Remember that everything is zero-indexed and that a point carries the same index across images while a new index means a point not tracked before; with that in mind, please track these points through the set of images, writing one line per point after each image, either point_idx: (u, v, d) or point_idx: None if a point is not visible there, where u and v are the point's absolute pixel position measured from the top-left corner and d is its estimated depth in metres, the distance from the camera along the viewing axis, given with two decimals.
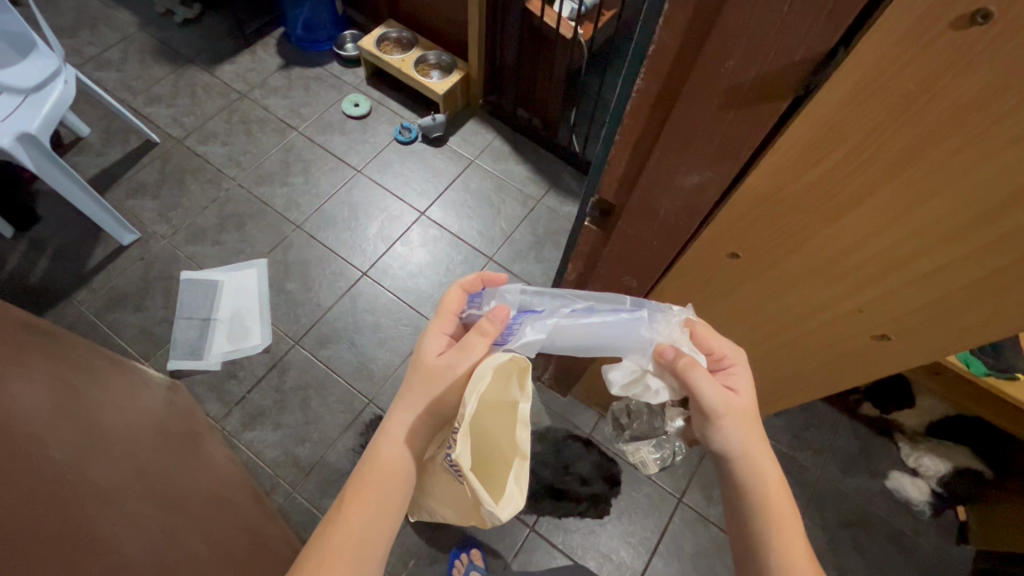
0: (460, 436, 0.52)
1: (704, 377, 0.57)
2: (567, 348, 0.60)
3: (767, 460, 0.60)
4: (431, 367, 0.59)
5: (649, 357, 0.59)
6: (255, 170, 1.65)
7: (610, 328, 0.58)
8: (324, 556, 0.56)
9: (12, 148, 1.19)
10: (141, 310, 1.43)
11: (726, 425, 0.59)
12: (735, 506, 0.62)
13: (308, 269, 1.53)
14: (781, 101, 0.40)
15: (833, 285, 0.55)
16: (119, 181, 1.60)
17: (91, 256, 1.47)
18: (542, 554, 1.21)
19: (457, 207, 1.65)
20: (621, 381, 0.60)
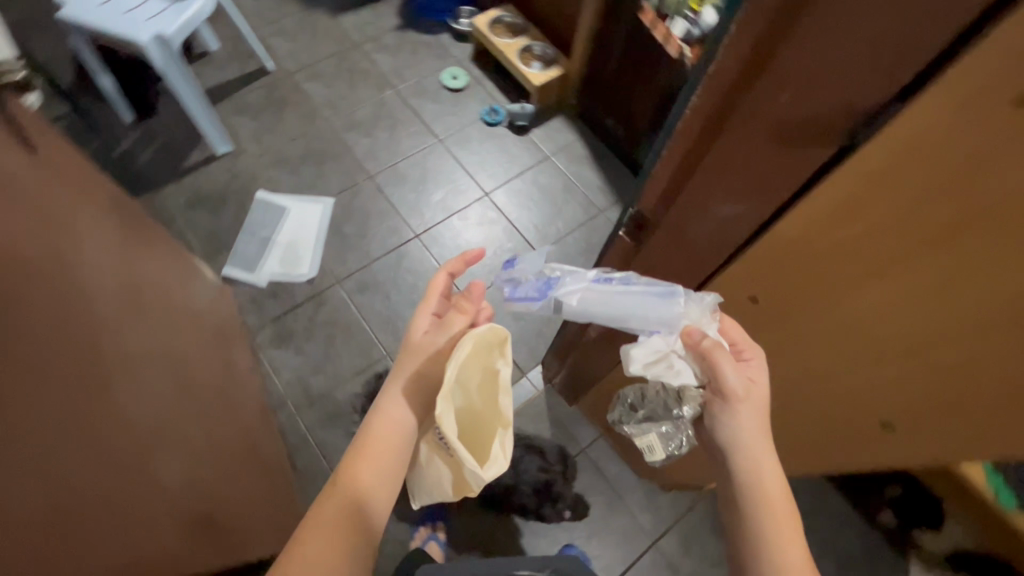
0: (443, 402, 0.55)
1: (727, 360, 0.55)
2: (595, 316, 0.61)
3: (771, 465, 0.58)
4: (415, 347, 0.64)
5: (677, 341, 0.58)
6: (347, 117, 1.75)
7: (641, 303, 0.59)
8: (316, 522, 0.60)
9: (149, 45, 1.34)
10: (216, 215, 1.56)
11: (743, 411, 0.57)
12: (731, 505, 0.59)
13: (367, 218, 1.60)
14: (824, 150, 0.39)
15: (849, 357, 0.53)
16: (229, 98, 1.74)
17: (188, 157, 1.62)
18: (503, 547, 1.22)
19: (521, 197, 1.67)
20: (643, 360, 0.57)
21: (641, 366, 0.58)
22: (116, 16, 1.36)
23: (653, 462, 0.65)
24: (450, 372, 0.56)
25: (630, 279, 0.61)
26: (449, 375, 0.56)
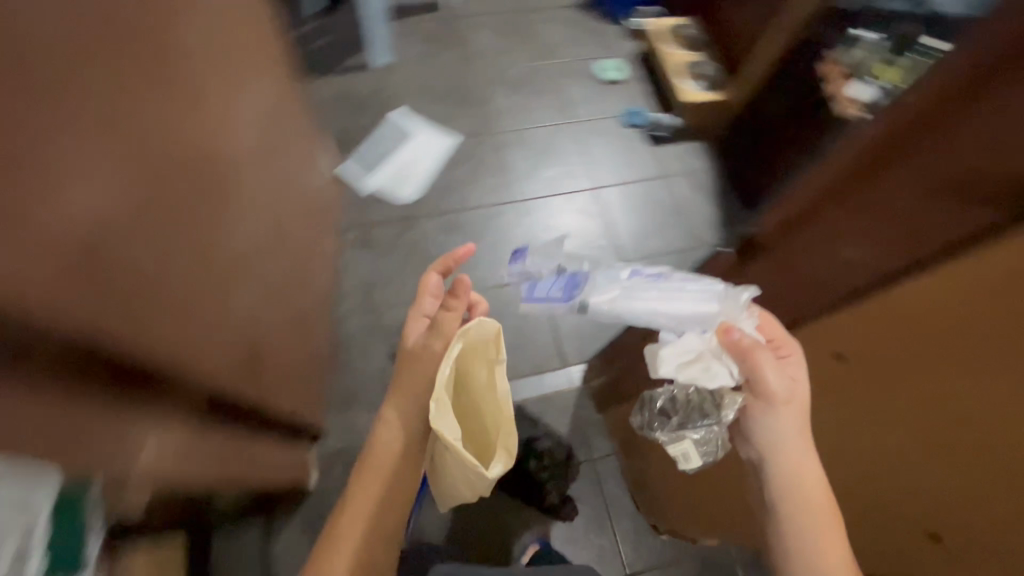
0: (435, 401, 0.61)
1: (767, 356, 0.60)
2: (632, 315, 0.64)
3: (813, 471, 0.61)
4: (410, 348, 0.71)
5: (710, 340, 0.61)
6: (500, 72, 1.80)
7: (679, 311, 0.62)
8: (340, 535, 0.67)
9: None
10: (354, 117, 1.68)
11: (785, 412, 0.60)
12: (773, 514, 0.62)
13: (481, 168, 1.65)
14: (958, 228, 0.43)
15: (916, 447, 0.55)
16: (404, 19, 1.84)
17: (351, 59, 1.75)
18: (482, 511, 1.24)
19: (631, 203, 1.65)
20: (676, 361, 0.60)
21: (674, 370, 0.60)
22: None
23: (688, 469, 0.65)
24: (443, 372, 0.62)
25: (665, 276, 0.66)
26: (442, 376, 0.62)
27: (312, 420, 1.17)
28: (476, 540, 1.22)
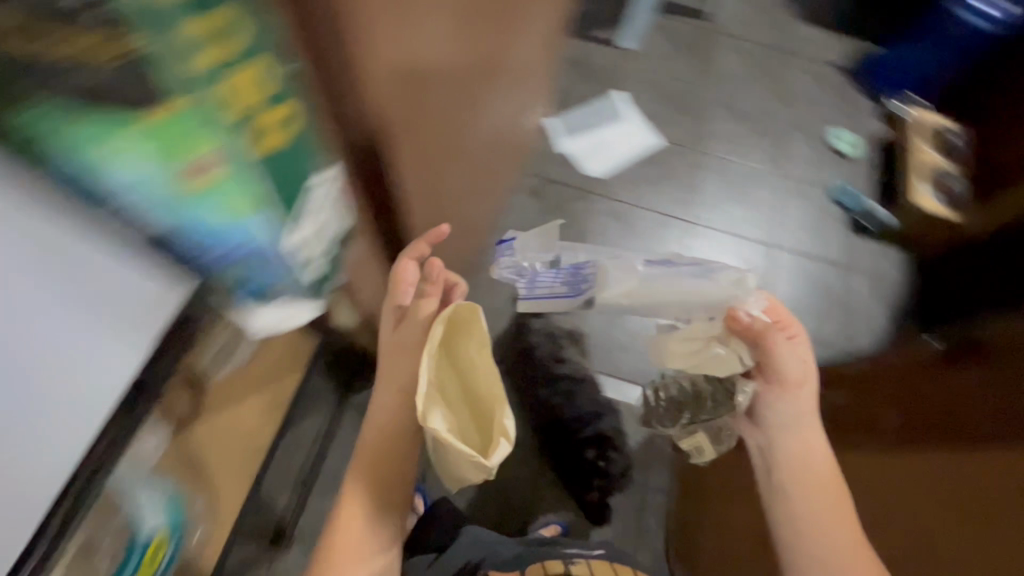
0: (423, 398, 0.66)
1: (782, 343, 0.80)
2: (631, 302, 0.88)
3: (818, 450, 0.78)
4: (393, 343, 0.77)
5: (717, 326, 0.83)
6: (731, 99, 1.76)
7: (659, 290, 0.86)
8: (339, 532, 0.73)
9: None
10: (576, 82, 1.72)
11: (801, 392, 0.80)
12: (781, 490, 0.77)
13: (668, 178, 1.64)
14: None
15: (965, 490, 0.70)
16: (667, 14, 1.84)
17: (598, 31, 1.79)
18: (523, 472, 1.28)
19: (800, 275, 1.56)
20: (687, 352, 0.85)
21: (673, 361, 0.87)
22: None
23: (704, 457, 1.03)
24: (429, 354, 0.69)
25: (671, 269, 0.87)
26: (428, 361, 0.68)
27: None
28: (508, 489, 1.27)
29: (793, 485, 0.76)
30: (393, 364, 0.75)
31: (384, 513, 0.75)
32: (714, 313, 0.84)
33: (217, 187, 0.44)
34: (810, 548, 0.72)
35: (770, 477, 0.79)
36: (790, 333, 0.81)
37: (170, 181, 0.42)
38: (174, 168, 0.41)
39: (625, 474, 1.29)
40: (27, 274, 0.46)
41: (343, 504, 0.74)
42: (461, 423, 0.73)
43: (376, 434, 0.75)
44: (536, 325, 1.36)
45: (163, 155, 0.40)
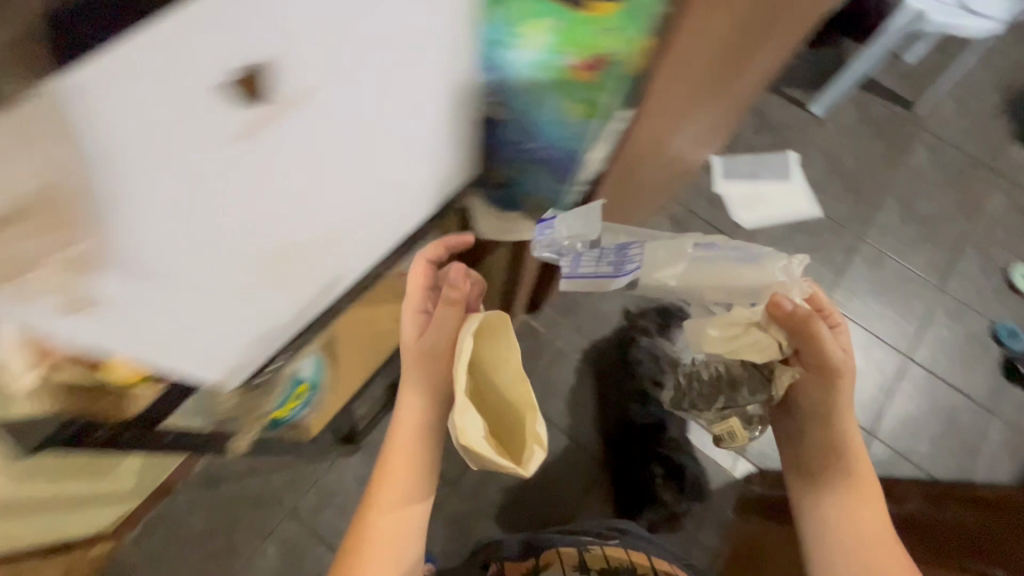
0: (462, 411, 0.54)
1: (822, 326, 0.70)
2: (686, 291, 0.72)
3: (855, 458, 0.76)
4: (420, 353, 0.63)
5: (761, 312, 0.71)
6: (909, 197, 1.64)
7: (714, 280, 0.70)
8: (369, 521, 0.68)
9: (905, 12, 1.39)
10: (753, 129, 1.67)
11: (840, 385, 0.74)
12: (815, 501, 0.78)
13: (819, 253, 1.56)
14: None
15: None
16: (869, 92, 1.74)
17: (792, 87, 1.73)
18: (581, 476, 1.28)
19: (925, 399, 1.44)
20: (722, 337, 0.73)
21: (714, 344, 0.74)
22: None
23: (732, 443, 0.86)
24: (457, 378, 0.55)
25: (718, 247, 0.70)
26: (461, 376, 0.55)
27: (543, 300, 1.29)
28: (560, 489, 1.26)
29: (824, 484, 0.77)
30: (418, 375, 0.64)
31: (420, 497, 0.69)
32: (758, 300, 0.71)
33: (574, 88, 0.53)
34: (830, 541, 0.75)
35: (802, 470, 0.80)
36: (820, 311, 0.76)
37: (552, 72, 0.51)
38: (564, 68, 0.51)
39: (683, 517, 1.25)
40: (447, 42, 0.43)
41: (377, 487, 0.69)
42: (492, 427, 0.61)
43: (406, 432, 0.66)
44: (643, 344, 1.36)
45: (563, 49, 0.49)
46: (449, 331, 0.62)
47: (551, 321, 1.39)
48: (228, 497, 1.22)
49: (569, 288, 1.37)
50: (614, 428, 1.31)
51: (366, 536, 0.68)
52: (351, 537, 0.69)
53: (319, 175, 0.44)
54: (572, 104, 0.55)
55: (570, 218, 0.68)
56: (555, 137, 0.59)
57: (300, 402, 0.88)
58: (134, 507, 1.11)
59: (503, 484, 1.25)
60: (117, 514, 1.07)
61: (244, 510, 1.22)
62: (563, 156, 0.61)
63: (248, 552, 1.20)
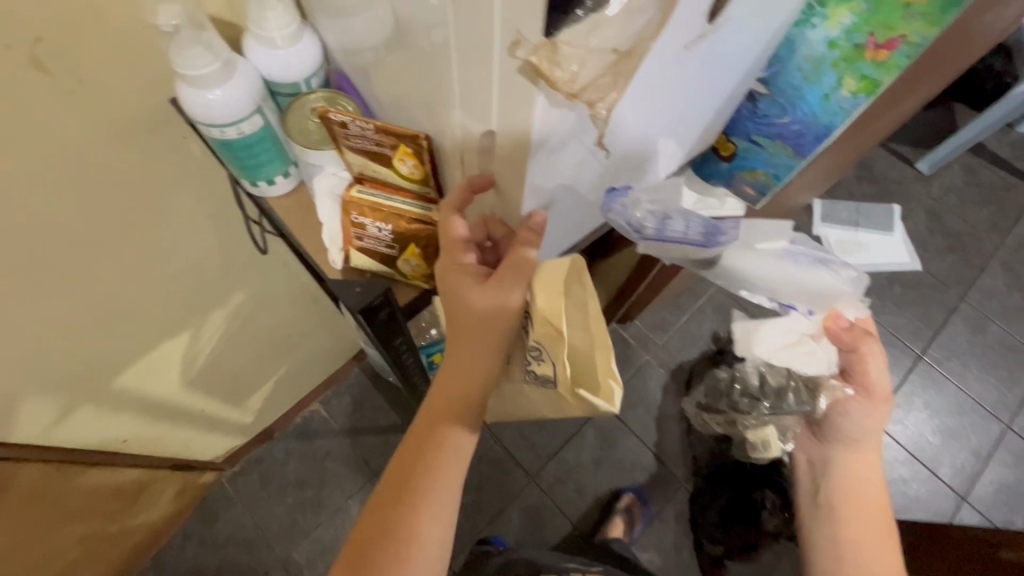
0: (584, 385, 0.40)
1: (874, 347, 0.57)
2: (770, 283, 0.50)
3: (869, 480, 0.61)
4: (484, 300, 0.41)
5: (817, 324, 0.54)
6: (1016, 264, 1.58)
7: (802, 284, 0.50)
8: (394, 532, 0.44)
9: None
10: (855, 179, 1.65)
11: (879, 410, 0.59)
12: (830, 538, 0.60)
13: (915, 309, 1.52)
14: None
15: None
16: (979, 155, 1.69)
17: (899, 141, 1.69)
18: (659, 487, 1.28)
19: (1021, 470, 1.38)
20: (773, 345, 0.52)
21: (771, 351, 0.53)
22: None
23: (767, 455, 0.68)
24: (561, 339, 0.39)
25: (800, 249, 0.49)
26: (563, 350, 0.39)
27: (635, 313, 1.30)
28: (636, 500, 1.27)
29: (835, 517, 0.60)
30: (466, 338, 0.42)
31: (443, 512, 0.45)
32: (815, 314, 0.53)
33: (864, 74, 0.41)
34: None
35: (814, 502, 0.62)
36: (875, 331, 0.58)
37: (841, 57, 0.41)
38: (853, 49, 0.40)
39: (764, 549, 1.21)
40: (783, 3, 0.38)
41: (410, 455, 0.46)
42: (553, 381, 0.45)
43: (457, 389, 0.44)
44: None
45: (865, 31, 0.39)
46: (530, 269, 0.40)
47: (639, 334, 1.41)
48: (318, 453, 1.23)
49: (663, 304, 1.38)
50: (698, 448, 1.30)
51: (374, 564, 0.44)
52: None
53: (685, 126, 0.46)
54: (847, 82, 0.42)
55: (657, 187, 0.49)
56: (816, 109, 0.45)
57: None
58: (240, 444, 1.17)
59: (580, 484, 1.28)
60: (227, 446, 1.13)
61: (332, 468, 1.22)
62: (814, 134, 0.47)
63: (331, 511, 1.19)
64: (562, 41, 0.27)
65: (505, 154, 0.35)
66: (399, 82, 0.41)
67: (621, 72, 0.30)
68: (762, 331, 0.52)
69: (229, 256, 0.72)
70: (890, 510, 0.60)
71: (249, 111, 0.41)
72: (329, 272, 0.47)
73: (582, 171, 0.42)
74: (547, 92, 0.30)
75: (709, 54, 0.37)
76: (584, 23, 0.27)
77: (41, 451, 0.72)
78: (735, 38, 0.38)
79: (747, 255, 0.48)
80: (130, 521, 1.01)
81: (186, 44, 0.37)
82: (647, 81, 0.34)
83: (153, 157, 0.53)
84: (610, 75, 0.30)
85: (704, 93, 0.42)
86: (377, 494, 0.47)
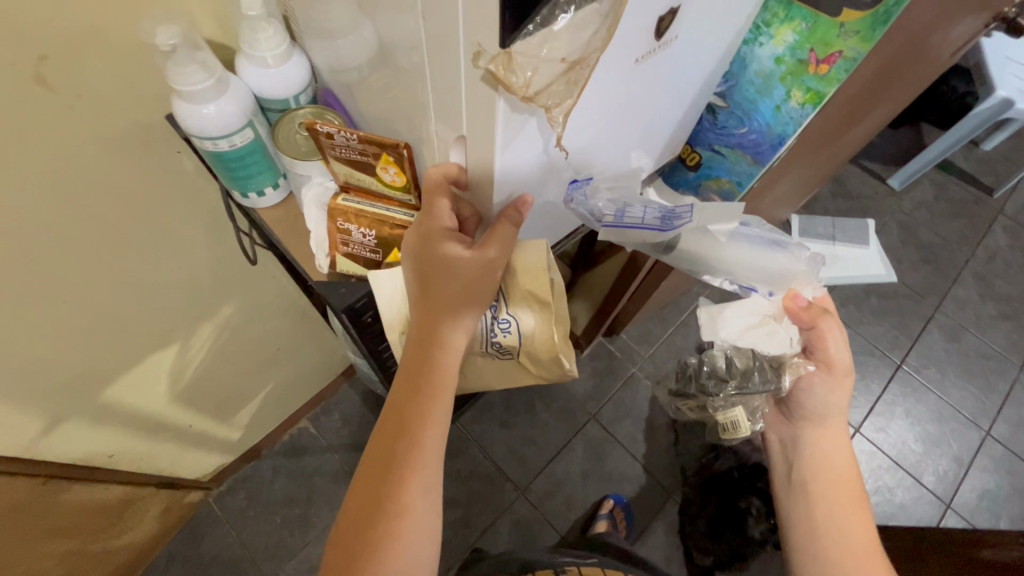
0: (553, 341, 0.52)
1: (830, 320, 0.58)
2: (728, 264, 0.53)
3: (839, 455, 0.64)
4: (468, 266, 0.43)
5: (776, 304, 0.57)
6: (987, 275, 1.63)
7: (757, 263, 0.53)
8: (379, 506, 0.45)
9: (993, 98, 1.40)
10: (831, 195, 1.71)
11: (840, 385, 0.62)
12: (806, 513, 0.63)
13: (893, 319, 1.56)
14: None
15: None
16: (947, 172, 1.76)
17: (871, 159, 1.76)
18: (648, 497, 1.28)
19: (1002, 475, 1.40)
20: (738, 326, 0.56)
21: (738, 333, 0.57)
22: (1000, 61, 1.42)
23: (737, 436, 0.67)
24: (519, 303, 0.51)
25: (754, 230, 0.53)
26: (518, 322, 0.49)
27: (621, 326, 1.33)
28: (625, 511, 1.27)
29: (808, 493, 0.64)
30: (443, 318, 0.44)
31: (429, 485, 0.46)
32: (774, 292, 0.56)
33: (807, 86, 0.45)
34: (824, 559, 0.59)
35: (789, 481, 0.67)
36: (832, 309, 0.60)
37: (786, 71, 0.45)
38: (797, 64, 0.44)
39: (753, 558, 1.21)
40: (731, 22, 0.41)
41: (390, 430, 0.46)
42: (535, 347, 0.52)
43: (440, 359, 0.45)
44: None
45: (805, 47, 0.43)
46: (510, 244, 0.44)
47: (625, 347, 1.43)
48: (307, 470, 1.22)
49: (647, 317, 1.40)
50: (685, 458, 1.31)
51: (363, 544, 0.44)
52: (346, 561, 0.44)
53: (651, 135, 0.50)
54: (795, 95, 0.46)
55: (620, 176, 0.50)
56: (769, 120, 0.49)
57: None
58: (227, 462, 1.16)
59: (569, 497, 1.28)
60: (214, 464, 1.13)
61: (320, 485, 1.21)
62: (770, 144, 0.51)
63: (319, 529, 1.18)
64: (517, 51, 0.29)
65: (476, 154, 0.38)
66: (382, 97, 0.44)
67: (572, 79, 0.33)
68: (726, 314, 0.56)
69: (219, 269, 0.74)
70: (861, 484, 0.63)
71: (240, 125, 0.44)
72: (315, 276, 0.49)
73: (552, 173, 0.45)
74: (507, 97, 0.32)
75: (665, 67, 0.40)
76: (535, 36, 0.30)
77: (28, 464, 0.73)
78: (689, 53, 0.41)
79: (706, 240, 0.52)
80: (113, 542, 1.00)
81: (183, 63, 0.40)
82: (604, 90, 0.37)
83: (146, 170, 0.55)
84: (562, 82, 0.32)
85: (667, 105, 0.46)
86: (359, 479, 0.47)
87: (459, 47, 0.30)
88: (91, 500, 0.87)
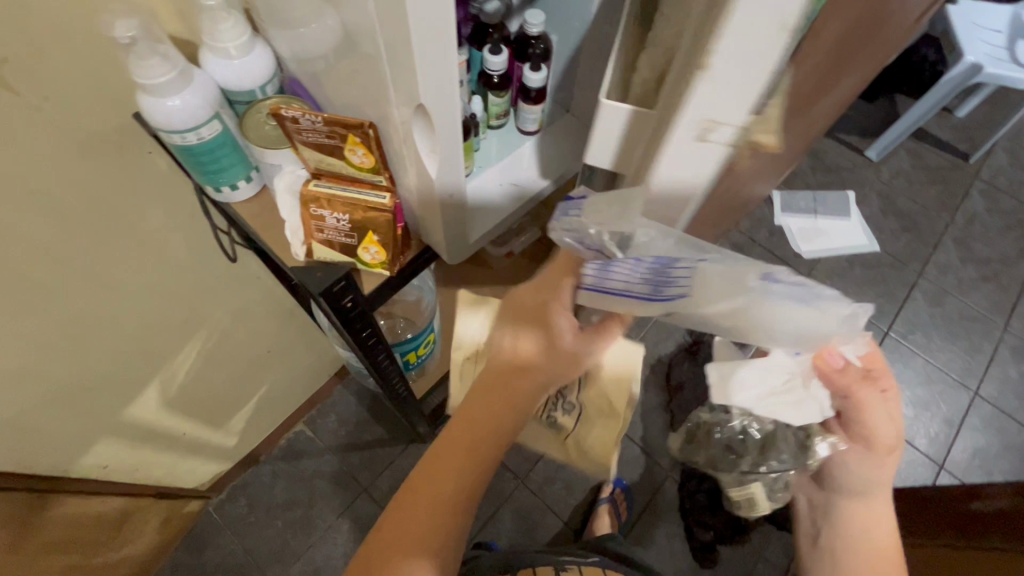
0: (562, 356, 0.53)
1: (865, 387, 0.48)
2: (735, 335, 0.36)
3: (881, 525, 0.55)
4: (569, 351, 0.44)
5: (806, 364, 0.42)
6: (966, 239, 1.66)
7: (785, 337, 0.35)
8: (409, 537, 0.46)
9: (962, 63, 1.41)
10: (810, 170, 1.73)
11: (885, 458, 0.53)
12: None
13: (878, 287, 1.58)
14: None
15: None
16: (922, 141, 1.78)
17: (848, 132, 1.78)
18: (648, 478, 1.29)
19: (992, 433, 1.43)
20: (756, 393, 0.42)
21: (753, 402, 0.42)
22: (968, 27, 1.43)
23: (759, 512, 0.66)
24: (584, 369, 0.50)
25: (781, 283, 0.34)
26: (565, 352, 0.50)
27: None
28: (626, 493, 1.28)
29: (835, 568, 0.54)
30: (526, 387, 0.46)
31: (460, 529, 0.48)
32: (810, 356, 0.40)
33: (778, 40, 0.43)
34: None
35: (815, 547, 0.57)
36: (890, 391, 0.51)
37: None
38: None
39: (753, 530, 1.22)
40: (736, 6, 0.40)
41: (440, 472, 0.47)
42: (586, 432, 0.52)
43: (506, 420, 0.46)
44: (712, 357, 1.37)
45: None
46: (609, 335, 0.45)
47: None
48: (306, 472, 1.22)
49: None
50: None
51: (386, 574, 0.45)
52: (372, 544, 0.48)
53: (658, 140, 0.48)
54: None
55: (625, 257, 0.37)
56: None
57: (426, 352, 0.88)
58: (225, 469, 1.16)
59: (570, 482, 1.29)
60: (212, 472, 1.12)
61: (320, 486, 1.21)
62: None
63: (322, 530, 1.17)
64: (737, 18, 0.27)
65: (444, 123, 0.38)
66: (348, 81, 0.45)
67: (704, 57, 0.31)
68: (740, 377, 0.42)
69: (202, 272, 0.74)
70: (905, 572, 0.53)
71: (207, 117, 0.44)
72: (291, 265, 0.49)
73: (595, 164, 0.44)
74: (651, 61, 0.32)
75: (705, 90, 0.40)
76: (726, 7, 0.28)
77: (18, 477, 0.72)
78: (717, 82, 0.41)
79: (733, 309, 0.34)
80: (114, 555, 1.00)
81: (145, 55, 0.41)
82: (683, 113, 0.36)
83: (119, 170, 0.55)
84: None
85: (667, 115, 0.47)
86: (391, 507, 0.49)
87: (407, 11, 0.30)
88: (88, 512, 0.87)
